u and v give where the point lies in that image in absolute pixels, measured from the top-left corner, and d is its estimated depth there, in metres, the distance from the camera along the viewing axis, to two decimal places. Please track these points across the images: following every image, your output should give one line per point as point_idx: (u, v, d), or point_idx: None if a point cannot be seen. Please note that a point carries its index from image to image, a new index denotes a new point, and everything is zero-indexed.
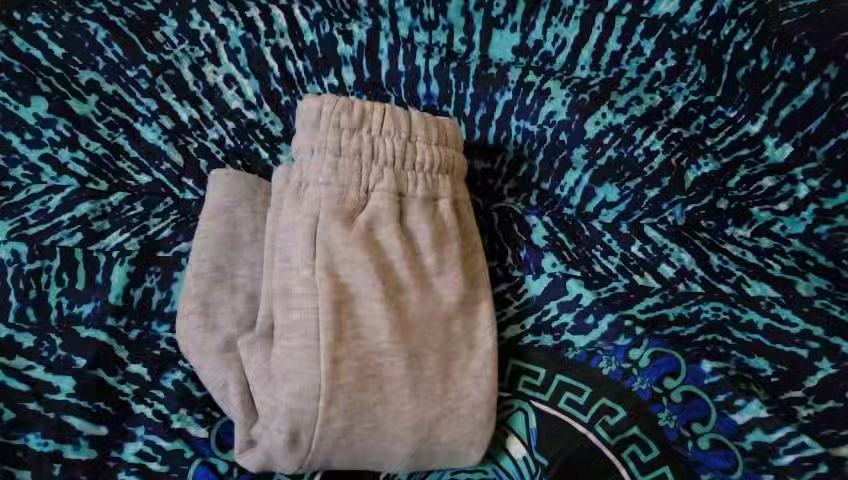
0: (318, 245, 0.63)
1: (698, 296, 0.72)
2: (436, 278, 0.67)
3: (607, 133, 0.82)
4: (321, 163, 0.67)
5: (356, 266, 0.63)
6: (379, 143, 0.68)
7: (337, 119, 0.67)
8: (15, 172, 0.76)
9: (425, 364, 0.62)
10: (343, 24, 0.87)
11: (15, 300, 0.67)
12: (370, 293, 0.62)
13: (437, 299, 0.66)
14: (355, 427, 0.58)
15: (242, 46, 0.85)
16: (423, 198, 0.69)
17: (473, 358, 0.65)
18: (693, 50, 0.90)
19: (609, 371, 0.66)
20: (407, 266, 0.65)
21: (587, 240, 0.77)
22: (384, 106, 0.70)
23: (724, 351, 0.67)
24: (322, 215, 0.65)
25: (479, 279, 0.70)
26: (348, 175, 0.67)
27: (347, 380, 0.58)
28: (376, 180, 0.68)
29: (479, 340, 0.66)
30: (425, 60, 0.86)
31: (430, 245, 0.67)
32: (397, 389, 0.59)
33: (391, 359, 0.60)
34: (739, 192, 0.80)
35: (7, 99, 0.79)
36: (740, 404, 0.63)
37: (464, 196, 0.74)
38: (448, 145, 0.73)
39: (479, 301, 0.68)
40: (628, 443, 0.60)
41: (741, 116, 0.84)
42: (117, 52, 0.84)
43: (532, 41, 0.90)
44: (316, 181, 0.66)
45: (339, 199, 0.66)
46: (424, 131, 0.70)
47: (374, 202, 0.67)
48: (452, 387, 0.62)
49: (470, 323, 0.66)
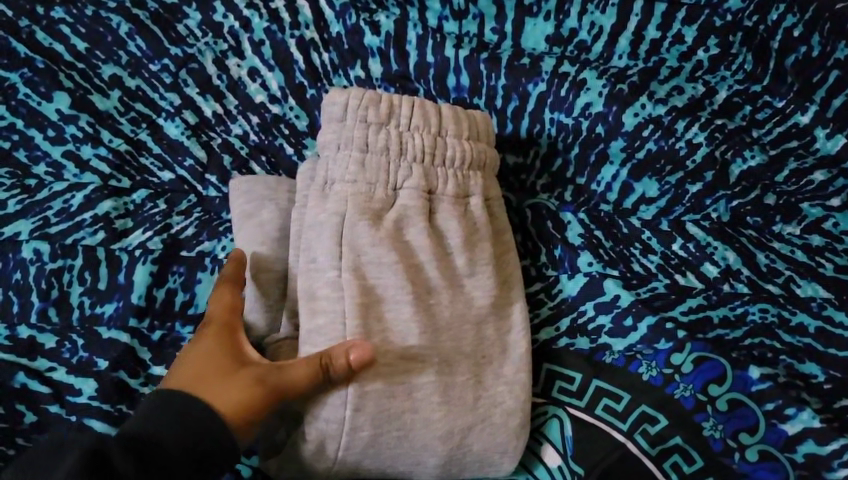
0: (344, 246, 0.60)
1: (744, 298, 0.69)
2: (467, 279, 0.64)
3: (647, 125, 0.77)
4: (348, 159, 0.63)
5: (383, 267, 0.60)
6: (408, 139, 0.65)
7: (364, 114, 0.63)
8: (39, 169, 0.76)
9: (457, 369, 0.60)
10: (371, 15, 0.83)
11: (37, 299, 0.68)
12: (397, 296, 0.59)
13: (468, 301, 0.63)
14: (383, 436, 0.56)
15: (267, 37, 0.82)
16: (454, 195, 0.66)
17: (506, 363, 0.62)
18: (737, 37, 0.84)
19: (649, 377, 0.62)
20: (436, 268, 0.62)
21: (625, 237, 0.74)
22: (412, 100, 0.66)
23: (772, 355, 0.64)
24: (349, 214, 0.61)
25: (513, 278, 0.66)
26: (375, 173, 0.63)
27: (373, 386, 0.56)
28: (404, 177, 0.64)
29: (512, 344, 0.63)
30: (455, 50, 0.81)
31: (461, 245, 0.64)
32: (429, 393, 0.58)
33: (421, 365, 0.58)
34: (787, 187, 0.76)
35: (30, 95, 0.78)
36: (790, 414, 0.59)
37: (497, 193, 0.70)
38: (480, 140, 0.69)
39: (512, 302, 0.65)
40: (670, 451, 0.59)
41: (790, 107, 0.80)
42: (140, 46, 0.81)
43: (566, 29, 0.84)
44: (343, 178, 0.63)
45: (366, 197, 0.62)
46: (454, 125, 0.67)
47: (403, 200, 0.63)
48: (484, 394, 0.60)
49: (502, 326, 0.63)
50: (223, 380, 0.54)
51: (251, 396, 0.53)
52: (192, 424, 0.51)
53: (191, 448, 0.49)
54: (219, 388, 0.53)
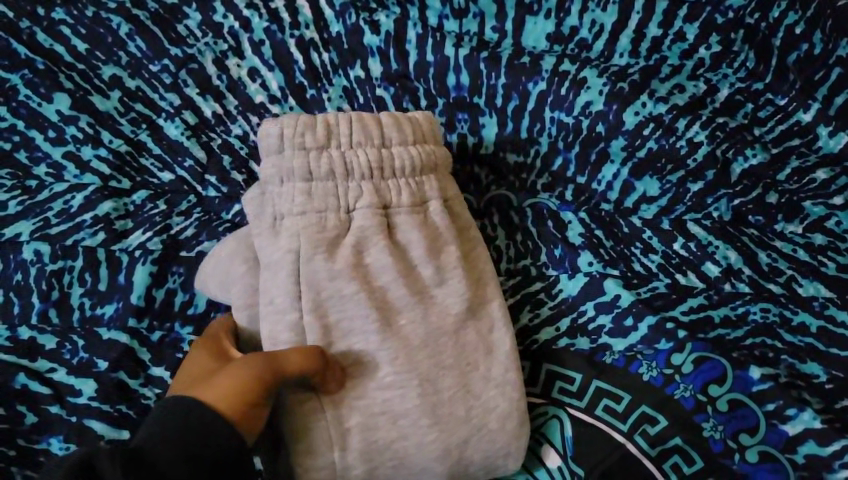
0: (303, 284, 0.58)
1: (745, 297, 0.69)
2: (436, 289, 0.62)
3: (648, 123, 0.76)
4: (292, 191, 0.60)
5: (346, 300, 0.58)
6: (352, 157, 0.61)
7: (301, 140, 0.60)
8: (39, 170, 0.76)
9: (441, 386, 0.58)
10: (370, 14, 0.82)
11: (37, 301, 0.69)
12: (362, 326, 0.58)
13: (442, 312, 0.61)
14: (379, 469, 0.56)
15: (267, 38, 0.81)
16: (410, 204, 0.64)
17: (494, 364, 0.62)
18: (739, 35, 0.82)
19: (650, 377, 0.62)
20: (403, 285, 0.60)
21: (626, 237, 0.73)
22: (348, 114, 0.63)
23: (773, 356, 0.64)
24: (303, 249, 0.59)
25: (487, 277, 0.66)
26: (323, 199, 0.60)
27: (355, 421, 0.56)
28: (355, 197, 0.61)
29: (496, 343, 0.63)
30: (455, 49, 0.80)
31: (426, 254, 0.62)
32: (414, 419, 0.57)
33: (401, 391, 0.57)
34: (790, 185, 0.75)
35: (31, 95, 0.78)
36: (791, 414, 0.59)
37: (454, 191, 0.69)
38: (427, 142, 0.66)
39: (488, 301, 0.64)
40: (670, 452, 0.59)
41: (792, 104, 0.79)
42: (140, 46, 0.81)
43: (567, 28, 0.83)
44: (292, 211, 0.60)
45: (318, 227, 0.60)
46: (397, 132, 0.64)
47: (358, 222, 0.61)
48: (476, 403, 0.60)
49: (483, 327, 0.63)
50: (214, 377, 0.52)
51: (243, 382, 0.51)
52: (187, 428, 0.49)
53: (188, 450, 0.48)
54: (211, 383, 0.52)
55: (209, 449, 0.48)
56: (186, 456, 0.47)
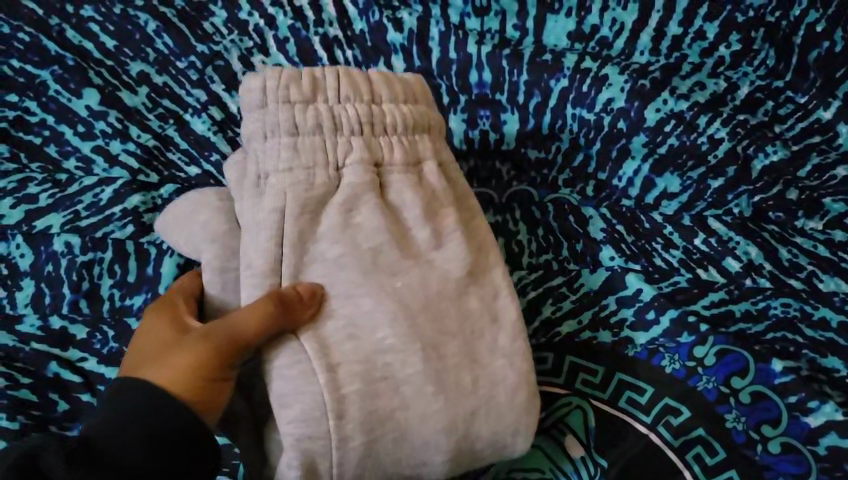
0: (285, 247, 0.53)
1: (767, 292, 0.69)
2: (435, 254, 0.58)
3: (669, 120, 0.77)
4: (277, 147, 0.54)
5: (329, 264, 0.54)
6: (341, 112, 0.56)
7: (286, 94, 0.55)
8: (69, 164, 0.78)
9: (446, 352, 0.55)
10: (394, 12, 0.84)
11: (69, 291, 0.70)
12: (351, 290, 0.54)
13: (442, 277, 0.57)
14: (379, 442, 0.50)
15: (292, 35, 0.83)
16: (404, 164, 0.59)
17: (499, 333, 0.58)
18: (760, 33, 0.83)
19: (672, 370, 0.64)
20: (395, 248, 0.56)
21: (647, 232, 0.74)
22: (336, 69, 0.58)
23: (794, 350, 0.64)
24: (290, 209, 0.53)
25: (486, 244, 0.62)
26: (312, 154, 0.55)
27: (352, 389, 0.50)
28: (346, 153, 0.56)
29: (502, 311, 0.59)
30: (478, 46, 0.81)
31: (422, 217, 0.58)
32: (419, 387, 0.52)
33: (402, 355, 0.52)
34: (811, 181, 0.76)
35: (60, 91, 0.79)
36: (813, 406, 0.60)
37: (449, 156, 0.64)
38: (418, 103, 0.62)
39: (489, 269, 0.61)
40: (693, 443, 0.60)
41: (813, 102, 0.80)
42: (167, 43, 0.82)
43: (588, 26, 0.84)
44: (276, 168, 0.54)
45: (307, 185, 0.54)
46: (387, 89, 0.59)
47: (350, 179, 0.56)
48: (483, 372, 0.56)
49: (486, 294, 0.59)
50: (172, 352, 0.50)
51: (200, 355, 0.49)
52: (144, 407, 0.46)
53: (146, 430, 0.45)
54: (168, 358, 0.49)
55: (169, 430, 0.45)
56: (145, 438, 0.45)
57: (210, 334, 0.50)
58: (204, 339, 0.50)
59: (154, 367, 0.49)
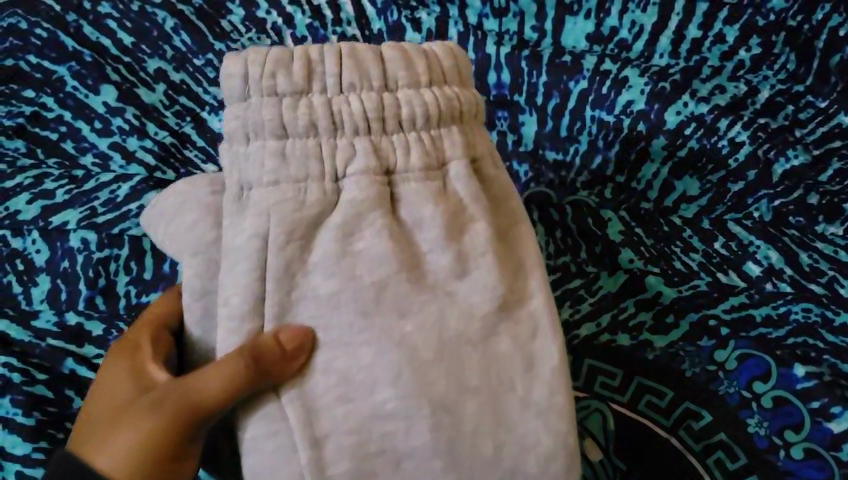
0: (268, 282, 0.45)
1: (787, 297, 0.68)
2: (458, 283, 0.47)
3: (690, 123, 0.77)
4: (261, 154, 0.46)
5: (322, 303, 0.46)
6: (341, 105, 0.46)
7: (271, 84, 0.45)
8: (86, 160, 0.78)
9: (463, 414, 0.45)
10: (412, 11, 0.84)
11: (85, 288, 0.70)
12: (347, 338, 0.45)
13: (466, 313, 0.47)
14: None
15: (310, 34, 0.83)
16: (422, 169, 0.48)
17: (535, 384, 0.47)
18: (780, 37, 0.82)
19: (693, 373, 0.63)
20: (405, 281, 0.46)
21: (666, 234, 0.73)
22: (341, 46, 0.47)
23: (815, 355, 0.63)
24: (273, 236, 0.45)
25: (527, 264, 0.50)
26: (302, 163, 0.45)
27: (342, 468, 0.44)
28: (345, 160, 0.46)
29: (539, 356, 0.47)
30: (497, 47, 0.81)
31: (441, 238, 0.47)
32: (425, 460, 0.44)
33: (405, 423, 0.44)
34: (832, 186, 0.74)
35: (78, 87, 0.80)
36: (836, 412, 0.59)
37: (487, 149, 0.52)
38: (448, 85, 0.50)
39: (527, 298, 0.49)
40: (714, 448, 0.59)
41: (834, 106, 0.79)
42: (184, 40, 0.82)
43: (607, 28, 0.84)
44: (260, 180, 0.46)
45: (295, 204, 0.45)
46: (404, 71, 0.48)
47: (349, 195, 0.46)
48: (509, 438, 0.45)
49: (522, 333, 0.48)
50: (129, 417, 0.48)
51: (152, 428, 0.47)
52: None
53: None
54: (123, 427, 0.48)
55: None
56: None
57: (165, 401, 0.47)
58: (158, 404, 0.47)
59: (110, 433, 0.48)
